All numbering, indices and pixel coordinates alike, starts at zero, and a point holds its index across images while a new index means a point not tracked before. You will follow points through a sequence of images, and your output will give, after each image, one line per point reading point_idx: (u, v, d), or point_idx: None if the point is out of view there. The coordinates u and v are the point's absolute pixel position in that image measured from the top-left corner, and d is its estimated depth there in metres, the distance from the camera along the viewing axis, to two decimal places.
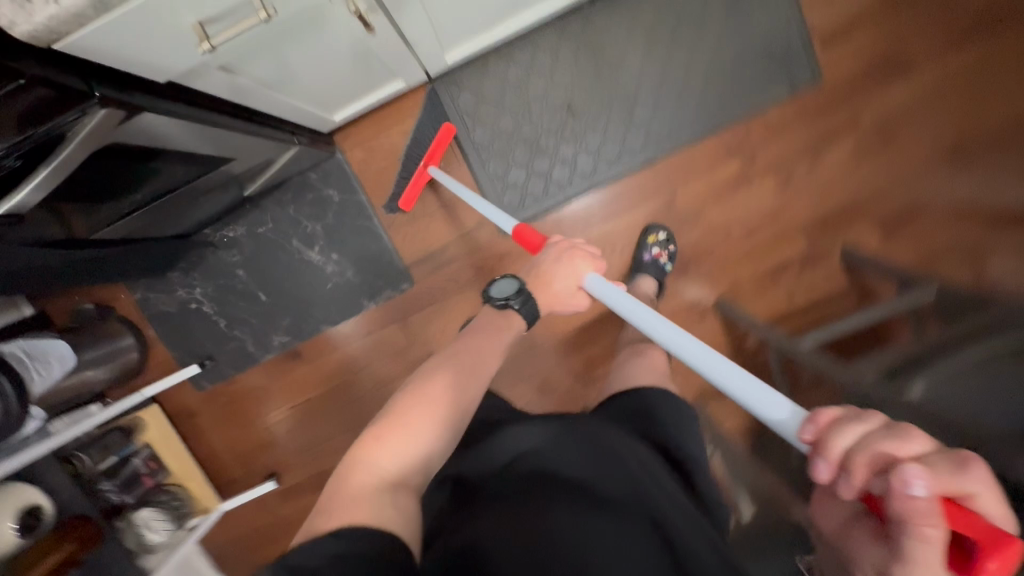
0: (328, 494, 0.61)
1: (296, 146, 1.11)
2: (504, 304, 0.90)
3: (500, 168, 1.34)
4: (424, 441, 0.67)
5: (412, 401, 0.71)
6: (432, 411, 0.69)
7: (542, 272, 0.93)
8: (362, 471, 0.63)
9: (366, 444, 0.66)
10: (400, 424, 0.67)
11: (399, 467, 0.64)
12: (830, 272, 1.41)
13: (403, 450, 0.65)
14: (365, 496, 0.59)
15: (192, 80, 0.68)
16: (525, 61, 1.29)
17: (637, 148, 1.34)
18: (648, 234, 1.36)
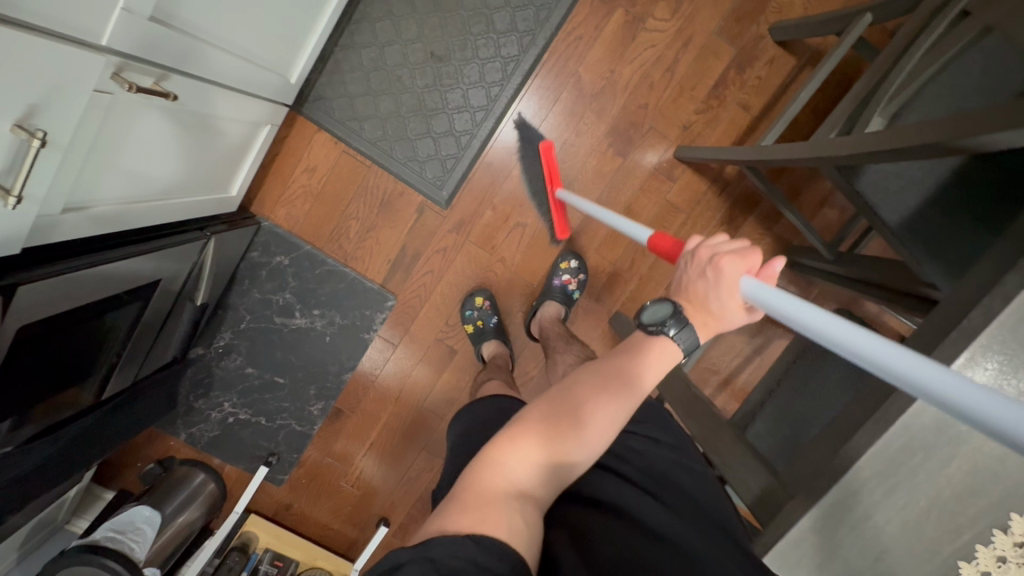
0: (458, 491, 0.57)
1: (211, 237, 1.11)
2: (656, 330, 0.63)
3: (407, 150, 1.30)
4: (572, 456, 0.59)
5: (570, 402, 0.62)
6: (591, 422, 0.60)
7: (690, 290, 0.63)
8: (498, 472, 0.57)
9: (509, 436, 0.60)
10: (551, 428, 0.59)
11: (532, 479, 0.58)
12: (769, 61, 1.31)
13: (544, 457, 0.58)
14: (498, 500, 0.54)
15: (47, 233, 0.69)
16: (368, 38, 1.24)
17: (517, 54, 1.26)
18: (559, 261, 1.37)
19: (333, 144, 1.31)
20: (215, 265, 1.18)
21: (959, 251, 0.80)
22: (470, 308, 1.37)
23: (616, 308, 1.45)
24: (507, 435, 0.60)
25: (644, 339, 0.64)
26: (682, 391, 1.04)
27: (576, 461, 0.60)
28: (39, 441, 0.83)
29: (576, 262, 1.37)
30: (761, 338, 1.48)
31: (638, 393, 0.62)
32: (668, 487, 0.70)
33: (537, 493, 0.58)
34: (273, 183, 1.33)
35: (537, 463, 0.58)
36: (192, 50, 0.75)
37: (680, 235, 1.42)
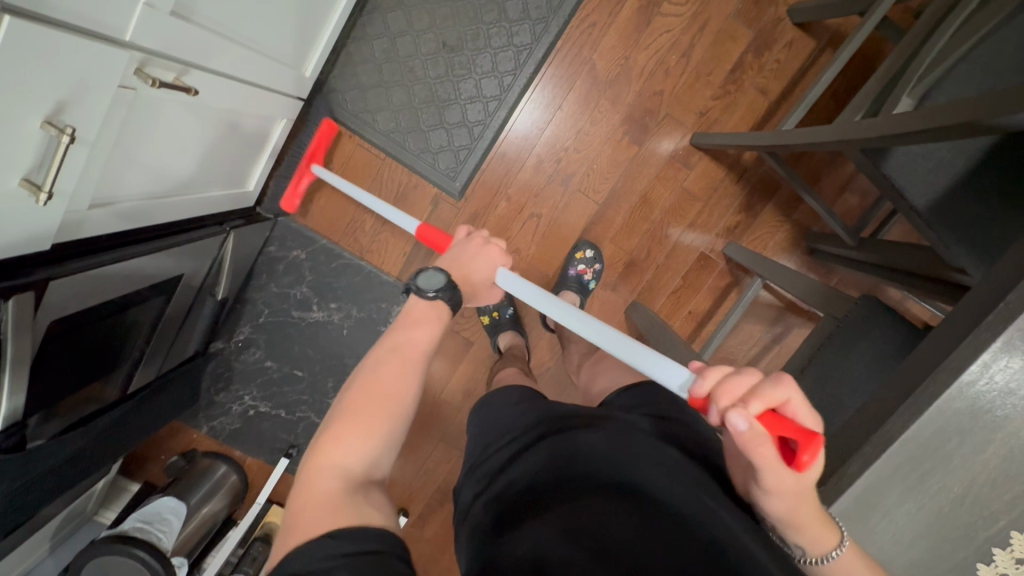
0: (297, 490, 0.59)
1: (230, 232, 1.12)
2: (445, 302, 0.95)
3: (420, 141, 1.30)
4: (387, 423, 0.64)
5: (376, 384, 0.66)
6: (397, 397, 0.66)
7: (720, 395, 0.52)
8: (325, 469, 0.60)
9: (330, 433, 0.63)
10: (356, 418, 0.63)
11: (360, 461, 0.61)
12: (787, 44, 1.28)
13: (370, 442, 0.62)
14: (338, 494, 0.57)
15: (75, 229, 0.70)
16: (381, 29, 1.23)
17: (530, 42, 1.25)
18: (575, 251, 1.37)
19: (347, 136, 1.31)
20: (234, 259, 1.19)
21: (989, 233, 0.78)
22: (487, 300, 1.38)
23: (632, 298, 1.45)
24: (327, 431, 0.63)
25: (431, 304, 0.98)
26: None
27: (399, 431, 0.65)
28: (73, 432, 0.86)
29: (592, 253, 1.36)
30: (780, 327, 1.47)
31: (411, 380, 0.69)
32: (665, 455, 0.64)
33: (372, 474, 0.63)
34: (288, 177, 1.34)
35: (362, 452, 0.62)
36: (212, 46, 0.75)
37: (697, 223, 1.41)
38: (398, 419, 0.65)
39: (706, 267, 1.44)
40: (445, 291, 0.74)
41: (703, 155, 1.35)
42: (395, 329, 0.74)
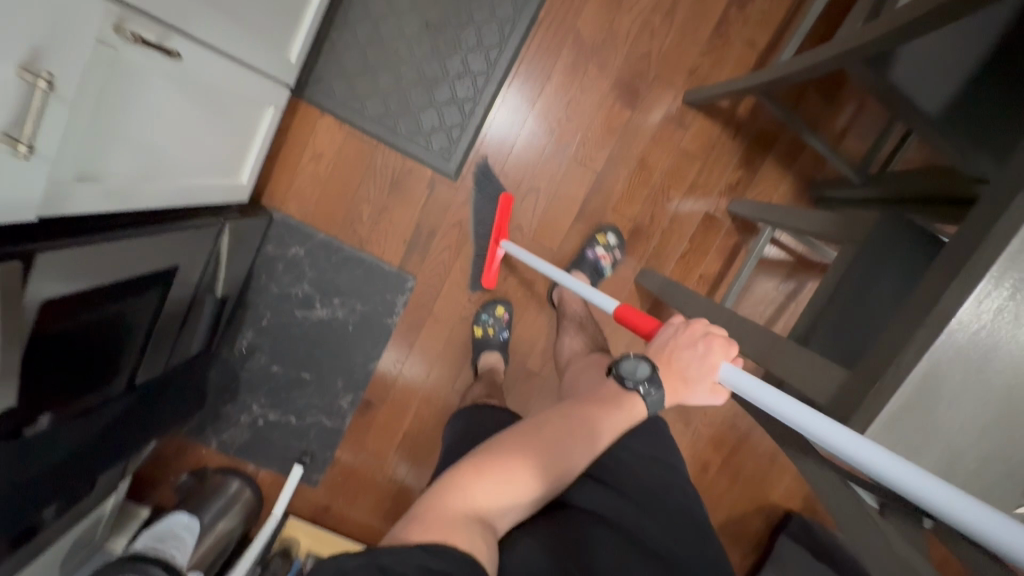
0: (423, 505, 0.61)
1: (226, 224, 1.10)
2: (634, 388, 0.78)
3: (411, 123, 1.29)
4: (534, 489, 0.66)
5: (537, 442, 0.69)
6: (540, 471, 0.66)
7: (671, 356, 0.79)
8: (457, 495, 0.62)
9: (475, 464, 0.66)
10: (504, 464, 0.66)
11: (494, 506, 0.63)
12: None
13: (505, 495, 0.64)
14: (457, 523, 0.59)
15: (62, 203, 0.67)
16: (363, 14, 1.23)
17: (512, 14, 1.25)
18: (599, 234, 1.37)
19: (337, 126, 1.29)
20: (231, 255, 1.16)
21: (1008, 130, 0.75)
22: (487, 314, 1.39)
23: (640, 266, 1.42)
24: (473, 463, 0.66)
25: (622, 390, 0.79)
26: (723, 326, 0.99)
27: (535, 496, 0.66)
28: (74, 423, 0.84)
29: (613, 238, 1.37)
30: (794, 282, 1.43)
31: (576, 456, 0.70)
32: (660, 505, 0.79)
33: (496, 522, 0.63)
34: (280, 173, 1.32)
35: (494, 496, 0.63)
36: (192, 11, 0.73)
37: (698, 183, 1.39)
38: (541, 489, 0.66)
39: (713, 228, 1.41)
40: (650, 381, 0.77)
41: (698, 113, 1.34)
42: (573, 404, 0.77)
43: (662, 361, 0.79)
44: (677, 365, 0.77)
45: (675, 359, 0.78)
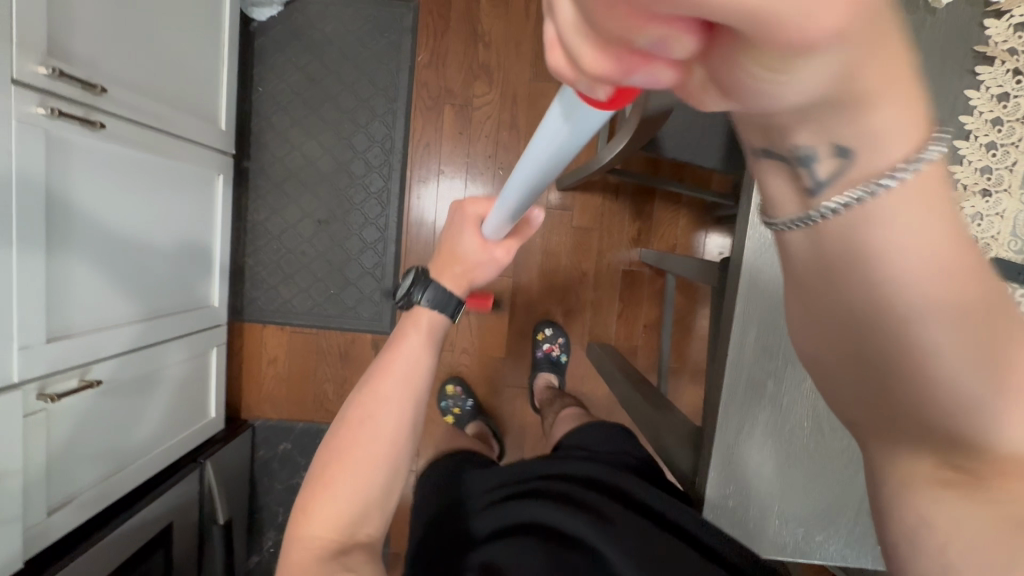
0: (285, 555, 0.62)
1: (207, 462, 1.24)
2: (407, 300, 0.69)
3: (339, 303, 1.45)
4: (374, 463, 0.63)
5: (338, 454, 0.63)
6: (363, 470, 0.63)
7: (443, 248, 0.70)
8: (303, 533, 0.61)
9: (305, 498, 0.64)
10: (332, 467, 0.63)
11: (352, 507, 0.62)
12: None
13: (354, 493, 0.62)
14: (310, 555, 0.59)
15: (44, 537, 0.82)
16: (265, 236, 1.42)
17: (385, 185, 1.42)
18: (536, 333, 1.45)
19: (279, 330, 1.46)
20: (224, 482, 1.30)
21: None
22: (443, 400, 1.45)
23: (586, 338, 1.49)
24: (305, 491, 0.64)
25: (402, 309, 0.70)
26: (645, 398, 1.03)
27: (381, 464, 0.64)
28: None
29: (551, 330, 1.45)
30: None
31: (388, 440, 0.64)
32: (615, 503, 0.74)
33: (361, 522, 0.63)
34: (248, 387, 1.47)
35: (337, 516, 0.62)
36: (104, 340, 0.91)
37: (603, 249, 1.47)
38: (373, 491, 0.63)
39: (636, 281, 1.48)
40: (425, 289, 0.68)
41: (575, 192, 1.44)
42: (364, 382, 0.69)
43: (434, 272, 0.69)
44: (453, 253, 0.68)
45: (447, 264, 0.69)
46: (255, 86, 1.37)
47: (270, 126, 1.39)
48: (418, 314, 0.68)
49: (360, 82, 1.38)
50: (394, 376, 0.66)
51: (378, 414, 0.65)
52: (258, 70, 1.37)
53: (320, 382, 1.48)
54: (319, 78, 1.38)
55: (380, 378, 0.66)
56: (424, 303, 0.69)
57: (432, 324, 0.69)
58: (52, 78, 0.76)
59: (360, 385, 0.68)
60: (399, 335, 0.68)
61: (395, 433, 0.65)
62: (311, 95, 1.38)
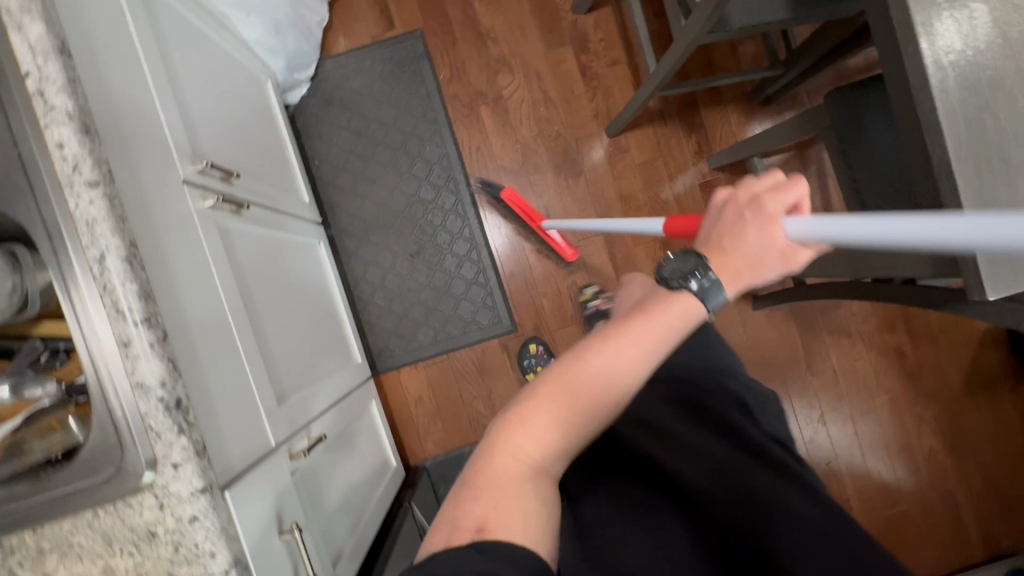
0: (470, 471, 0.56)
1: (412, 504, 1.25)
2: (679, 282, 0.57)
3: (459, 321, 1.49)
4: (601, 417, 0.56)
5: (570, 394, 0.55)
6: (593, 412, 0.55)
7: (723, 244, 0.58)
8: (503, 453, 0.55)
9: (510, 419, 0.57)
10: (552, 403, 0.56)
11: (549, 453, 0.56)
12: (595, 26, 1.49)
13: (560, 434, 0.55)
14: (511, 481, 0.53)
15: None
16: (370, 288, 1.48)
17: (456, 198, 1.48)
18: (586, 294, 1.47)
19: (414, 368, 1.49)
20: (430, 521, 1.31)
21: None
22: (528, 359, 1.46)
23: None
24: (512, 414, 0.57)
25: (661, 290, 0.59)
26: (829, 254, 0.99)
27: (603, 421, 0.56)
28: None
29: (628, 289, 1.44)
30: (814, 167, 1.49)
31: (619, 403, 0.56)
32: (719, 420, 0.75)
33: (554, 465, 0.56)
34: (407, 433, 1.50)
35: (544, 445, 0.55)
36: (308, 400, 0.95)
37: (673, 173, 1.51)
38: (580, 440, 0.56)
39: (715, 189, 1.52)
40: (700, 272, 0.57)
41: (627, 132, 1.50)
42: (617, 320, 0.58)
43: (710, 253, 0.58)
44: (733, 246, 0.57)
45: (730, 243, 0.57)
46: (310, 159, 1.46)
47: (338, 189, 1.47)
48: (684, 300, 0.57)
49: (399, 118, 1.47)
50: (649, 333, 0.56)
51: (620, 371, 0.55)
52: (309, 145, 1.46)
53: (470, 401, 1.50)
54: (364, 130, 1.47)
55: (637, 331, 0.56)
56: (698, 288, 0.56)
57: (695, 307, 0.56)
58: (202, 174, 0.84)
59: (616, 322, 0.58)
60: (664, 301, 0.57)
61: (628, 394, 0.56)
62: (362, 147, 1.47)
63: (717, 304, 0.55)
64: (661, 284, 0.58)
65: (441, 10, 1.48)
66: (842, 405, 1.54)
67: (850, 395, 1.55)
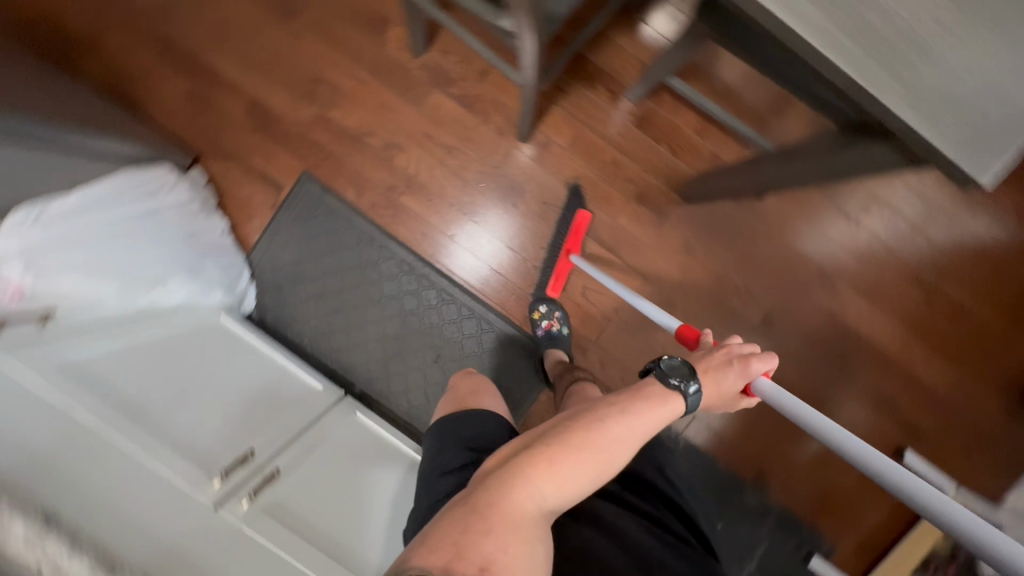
0: (479, 498, 0.56)
1: None
2: (678, 386, 0.72)
3: (510, 388, 1.43)
4: (610, 468, 0.63)
5: (590, 447, 0.62)
6: (605, 461, 0.63)
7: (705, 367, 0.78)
8: (519, 492, 0.56)
9: (533, 458, 0.59)
10: (576, 452, 0.61)
11: (561, 497, 0.59)
12: (444, 55, 1.40)
13: (574, 483, 0.60)
14: (524, 523, 0.54)
15: None
16: (416, 413, 1.44)
17: (434, 286, 1.44)
18: (533, 312, 1.38)
19: None
20: None
21: None
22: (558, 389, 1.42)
23: (672, 195, 1.41)
24: (538, 454, 0.60)
25: (664, 386, 0.73)
26: (812, 150, 0.94)
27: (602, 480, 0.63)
28: None
29: (546, 308, 1.38)
30: None
31: (620, 460, 0.65)
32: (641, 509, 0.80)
33: (555, 510, 0.59)
34: None
35: (560, 490, 0.59)
36: None
37: (603, 131, 1.41)
38: (588, 487, 0.62)
39: (650, 118, 1.40)
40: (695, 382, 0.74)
41: (537, 126, 1.40)
42: (615, 396, 0.70)
43: (699, 371, 0.77)
44: (716, 374, 0.77)
45: (712, 365, 0.77)
46: (298, 343, 1.45)
47: (334, 349, 1.45)
48: (676, 399, 0.71)
49: (340, 255, 1.44)
50: (642, 411, 0.68)
51: (625, 432, 0.65)
52: (285, 332, 1.45)
53: None
54: (320, 286, 1.45)
55: (643, 409, 0.68)
56: (689, 395, 0.73)
57: (675, 402, 0.72)
58: (226, 480, 0.90)
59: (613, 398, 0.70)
60: (649, 389, 0.72)
61: (628, 451, 0.65)
62: (329, 301, 1.45)
63: (693, 400, 0.73)
64: (652, 380, 0.74)
65: (307, 141, 1.43)
66: (902, 223, 1.41)
67: (904, 209, 1.41)
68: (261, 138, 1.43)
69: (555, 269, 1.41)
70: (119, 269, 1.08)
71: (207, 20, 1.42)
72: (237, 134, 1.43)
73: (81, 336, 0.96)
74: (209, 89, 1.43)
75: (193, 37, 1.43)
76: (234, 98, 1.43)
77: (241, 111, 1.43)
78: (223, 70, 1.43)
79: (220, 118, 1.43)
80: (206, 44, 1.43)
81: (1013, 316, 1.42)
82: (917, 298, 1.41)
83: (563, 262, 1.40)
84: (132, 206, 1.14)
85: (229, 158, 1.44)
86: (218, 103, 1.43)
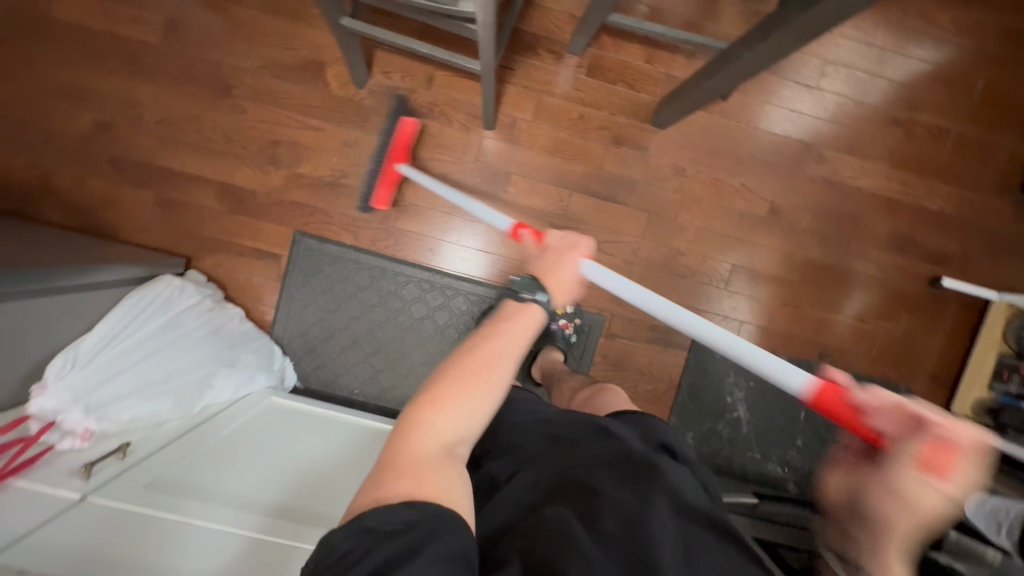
0: (389, 453, 0.58)
1: None
2: (533, 295, 0.76)
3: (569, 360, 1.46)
4: (493, 386, 0.64)
5: (464, 372, 0.64)
6: (484, 382, 0.64)
7: (546, 268, 0.85)
8: (418, 433, 0.59)
9: (423, 403, 0.62)
10: (456, 381, 0.63)
11: (456, 430, 0.61)
12: (387, 75, 1.41)
13: (464, 412, 0.62)
14: (426, 461, 0.58)
15: None
16: None
17: (458, 293, 1.45)
18: None
19: None
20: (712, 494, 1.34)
21: None
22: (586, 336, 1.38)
23: (644, 126, 1.45)
24: (424, 395, 0.62)
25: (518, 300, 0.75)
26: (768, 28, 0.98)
27: (493, 394, 0.65)
28: None
29: None
30: None
31: (502, 377, 0.66)
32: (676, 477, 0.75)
33: (461, 442, 0.62)
34: None
35: (455, 421, 0.61)
36: None
37: (560, 91, 1.43)
38: (483, 413, 0.63)
39: (599, 63, 1.43)
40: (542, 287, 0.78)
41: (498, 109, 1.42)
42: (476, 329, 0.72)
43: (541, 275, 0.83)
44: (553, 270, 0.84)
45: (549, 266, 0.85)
46: (351, 395, 1.45)
47: (386, 388, 1.45)
48: (531, 309, 0.73)
49: (359, 298, 1.44)
50: (502, 331, 0.70)
51: (495, 352, 0.67)
52: (336, 390, 1.45)
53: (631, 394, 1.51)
54: (350, 335, 1.44)
55: (500, 326, 0.70)
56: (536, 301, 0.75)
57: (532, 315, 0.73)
58: None
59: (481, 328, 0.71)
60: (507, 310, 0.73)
61: (505, 369, 0.66)
62: (364, 346, 1.45)
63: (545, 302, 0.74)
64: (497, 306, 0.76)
65: (287, 204, 1.43)
66: (859, 74, 1.46)
67: (855, 61, 1.46)
68: (242, 217, 1.42)
69: (385, 178, 1.35)
70: (163, 385, 1.08)
71: (147, 125, 1.41)
72: (218, 222, 1.42)
73: (159, 456, 0.97)
74: (175, 189, 1.41)
75: (141, 146, 1.41)
76: (200, 188, 1.42)
77: (214, 199, 1.42)
78: (183, 166, 1.41)
79: (196, 212, 1.42)
80: (156, 148, 1.41)
81: (986, 123, 1.48)
82: (896, 138, 1.48)
83: (393, 171, 1.34)
84: (148, 327, 1.13)
85: (219, 247, 1.43)
86: (188, 199, 1.42)
